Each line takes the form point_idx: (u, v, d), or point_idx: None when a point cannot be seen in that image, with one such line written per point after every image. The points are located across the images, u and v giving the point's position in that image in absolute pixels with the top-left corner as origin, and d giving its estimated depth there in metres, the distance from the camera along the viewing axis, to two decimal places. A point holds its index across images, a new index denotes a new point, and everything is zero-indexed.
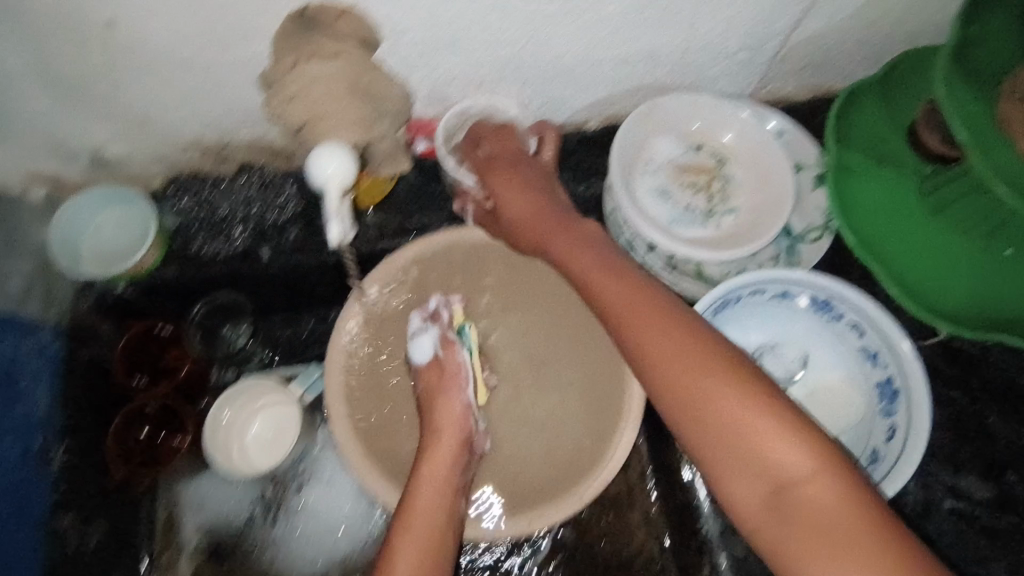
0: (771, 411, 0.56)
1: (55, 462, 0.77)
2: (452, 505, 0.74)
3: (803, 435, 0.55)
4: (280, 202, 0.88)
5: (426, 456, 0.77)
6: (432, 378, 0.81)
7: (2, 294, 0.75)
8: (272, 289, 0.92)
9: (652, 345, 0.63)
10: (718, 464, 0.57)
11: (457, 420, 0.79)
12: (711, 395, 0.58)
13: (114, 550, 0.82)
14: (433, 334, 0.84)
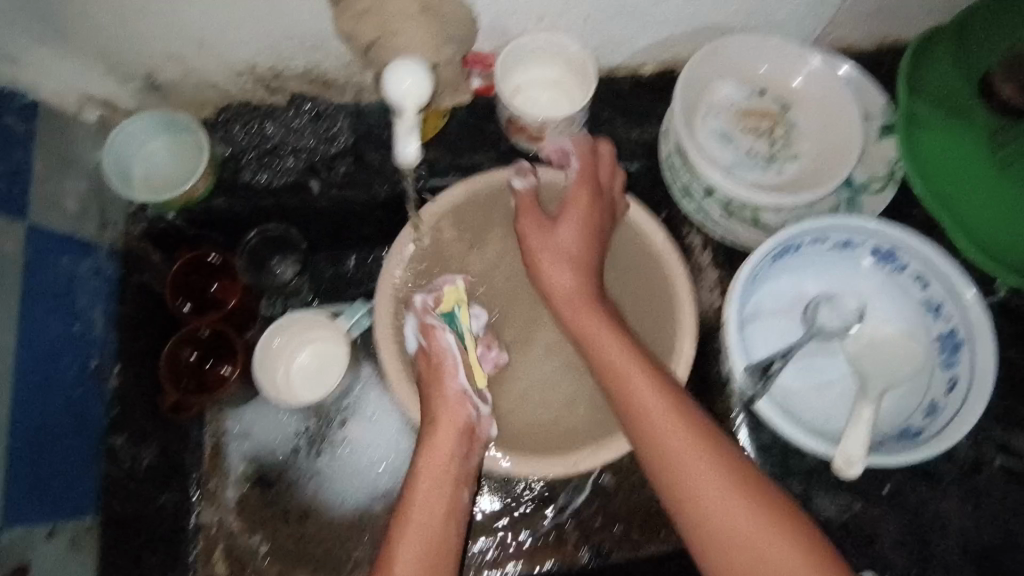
0: (762, 507, 0.60)
1: (111, 379, 0.79)
2: (454, 499, 0.72)
3: (791, 530, 0.59)
4: (331, 137, 0.87)
5: (422, 449, 0.74)
6: (424, 369, 0.79)
7: (60, 211, 0.75)
8: (319, 224, 0.92)
9: (655, 416, 0.66)
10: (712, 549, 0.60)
11: (452, 405, 0.76)
12: (706, 495, 0.61)
13: (165, 472, 0.83)
14: (413, 324, 0.80)
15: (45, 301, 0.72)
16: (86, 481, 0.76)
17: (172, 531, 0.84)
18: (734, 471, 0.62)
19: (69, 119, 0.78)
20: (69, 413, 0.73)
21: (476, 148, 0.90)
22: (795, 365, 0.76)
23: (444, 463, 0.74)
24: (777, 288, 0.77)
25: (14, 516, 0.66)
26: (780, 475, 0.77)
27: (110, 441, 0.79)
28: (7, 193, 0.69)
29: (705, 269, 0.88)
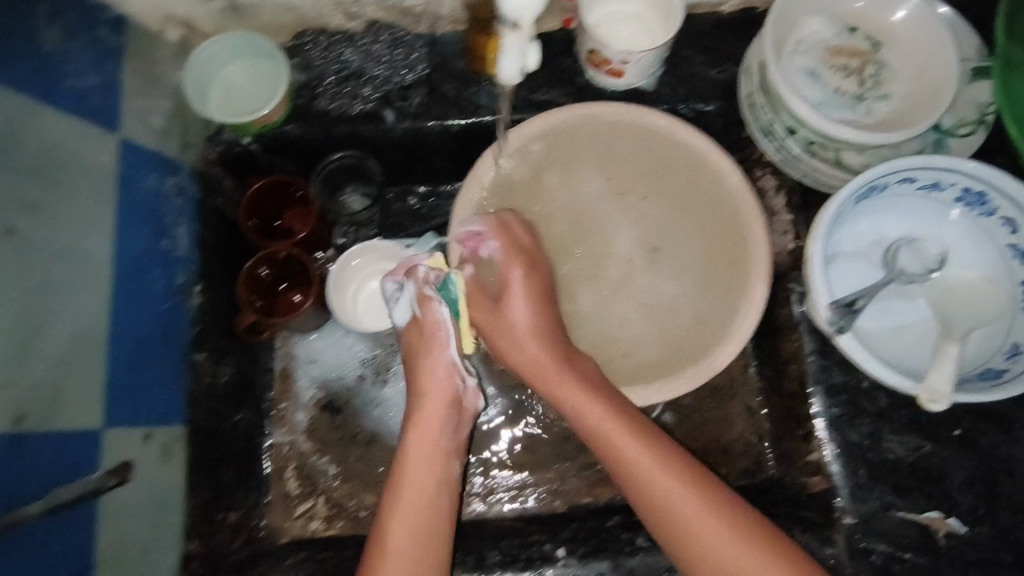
0: (737, 524, 0.65)
1: (195, 296, 0.81)
2: (444, 473, 0.74)
3: (768, 544, 0.64)
4: (408, 66, 0.87)
5: (413, 424, 0.76)
6: (416, 339, 0.79)
7: (147, 128, 0.76)
8: (392, 155, 0.92)
9: (625, 451, 0.71)
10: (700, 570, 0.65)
11: (442, 378, 0.77)
12: (691, 519, 0.66)
13: (241, 390, 0.87)
14: (407, 294, 0.79)
15: (135, 215, 0.73)
16: (173, 390, 0.77)
17: (248, 448, 0.87)
18: (705, 493, 0.67)
19: (154, 38, 0.79)
20: (158, 324, 0.75)
21: (553, 83, 0.89)
22: (873, 307, 0.75)
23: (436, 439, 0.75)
24: (858, 230, 0.77)
25: (112, 416, 0.68)
26: (850, 415, 0.77)
27: (194, 356, 0.80)
28: (102, 105, 0.70)
29: (779, 212, 0.87)
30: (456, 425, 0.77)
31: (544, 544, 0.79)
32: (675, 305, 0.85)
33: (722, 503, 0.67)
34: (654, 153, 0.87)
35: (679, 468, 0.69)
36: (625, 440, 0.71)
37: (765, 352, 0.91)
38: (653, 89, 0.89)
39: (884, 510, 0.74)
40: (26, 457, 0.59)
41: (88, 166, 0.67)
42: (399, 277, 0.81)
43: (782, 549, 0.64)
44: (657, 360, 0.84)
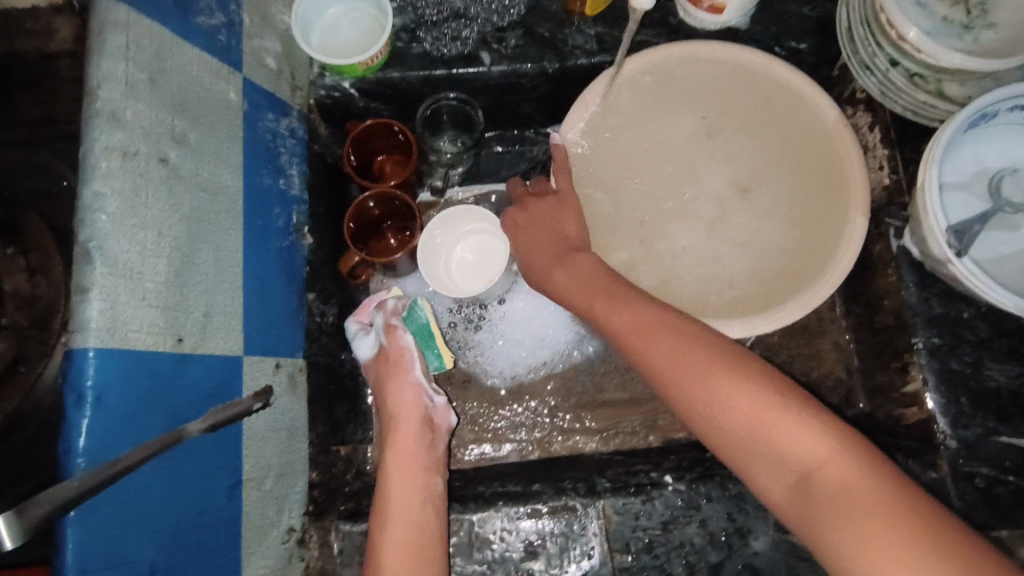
0: (755, 385, 0.62)
1: (307, 237, 0.83)
2: (428, 486, 0.73)
3: (792, 404, 0.60)
4: (505, 7, 0.88)
5: (389, 450, 0.75)
6: (385, 371, 0.81)
7: (263, 68, 0.78)
8: (485, 98, 0.94)
9: (653, 354, 0.67)
10: (730, 448, 0.62)
11: (411, 401, 0.79)
12: (715, 389, 0.63)
13: (345, 330, 0.89)
14: (378, 327, 0.82)
15: (256, 152, 0.75)
16: (295, 326, 0.79)
17: (354, 386, 0.90)
18: (753, 380, 0.62)
19: None
20: (279, 259, 0.77)
21: (644, 26, 0.91)
22: (981, 237, 0.75)
23: (411, 454, 0.75)
24: (961, 159, 0.77)
25: (250, 345, 0.70)
26: (951, 344, 0.79)
27: (306, 296, 0.82)
28: (228, 43, 0.72)
29: (874, 147, 0.89)
30: (430, 441, 0.77)
31: (649, 472, 0.81)
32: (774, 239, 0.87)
33: (738, 363, 0.64)
34: (752, 91, 0.89)
35: (689, 335, 0.67)
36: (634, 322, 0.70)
37: (854, 289, 0.93)
38: (746, 29, 0.90)
39: (987, 435, 0.76)
40: (188, 378, 0.61)
41: (215, 101, 0.69)
42: (363, 318, 0.85)
43: (804, 406, 0.60)
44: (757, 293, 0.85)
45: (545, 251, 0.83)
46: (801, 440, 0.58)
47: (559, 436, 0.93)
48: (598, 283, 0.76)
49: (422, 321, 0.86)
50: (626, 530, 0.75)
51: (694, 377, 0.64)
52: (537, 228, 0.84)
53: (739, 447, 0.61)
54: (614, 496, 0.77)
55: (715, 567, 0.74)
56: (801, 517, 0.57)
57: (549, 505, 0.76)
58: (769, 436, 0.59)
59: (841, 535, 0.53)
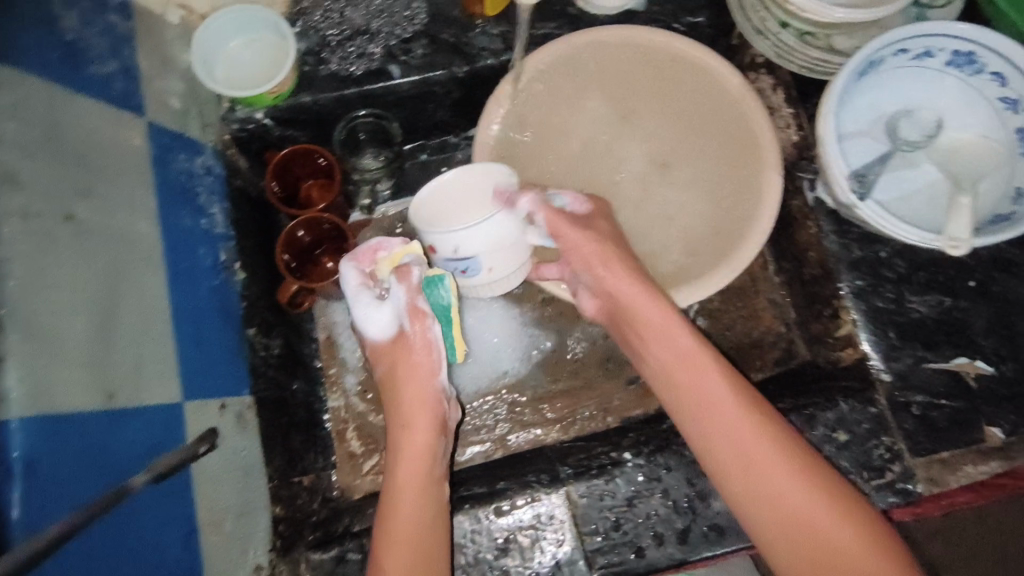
0: (839, 499, 0.64)
1: (239, 272, 0.82)
2: (436, 496, 0.72)
3: (870, 529, 0.63)
4: (407, 18, 0.88)
5: (402, 453, 0.73)
6: (401, 357, 0.76)
7: (167, 109, 0.77)
8: (401, 111, 0.94)
9: (735, 431, 0.69)
10: (781, 535, 0.65)
11: (430, 403, 0.75)
12: (791, 483, 0.65)
13: (291, 361, 0.88)
14: (398, 304, 0.74)
15: (172, 196, 0.74)
16: (236, 364, 0.78)
17: (308, 414, 0.89)
18: (833, 491, 0.65)
19: (157, 20, 0.79)
20: (211, 300, 0.76)
21: (545, 18, 0.92)
22: (884, 177, 0.79)
23: (425, 462, 0.74)
24: (856, 106, 0.81)
25: (188, 391, 0.69)
26: (873, 284, 0.83)
27: (245, 332, 0.81)
28: (126, 89, 0.71)
29: (780, 108, 0.91)
30: (442, 449, 0.76)
31: (610, 452, 0.82)
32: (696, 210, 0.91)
33: (823, 474, 0.66)
34: (660, 70, 0.92)
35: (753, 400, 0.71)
36: (686, 357, 0.73)
37: (781, 245, 0.96)
38: (643, 10, 0.93)
39: (917, 365, 0.80)
40: (126, 433, 0.60)
41: (121, 150, 0.68)
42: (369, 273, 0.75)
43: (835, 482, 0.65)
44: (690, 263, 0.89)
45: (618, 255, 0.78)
46: (827, 514, 0.64)
47: (521, 431, 0.94)
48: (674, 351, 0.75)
49: (444, 304, 0.74)
50: (593, 513, 0.77)
51: (775, 466, 0.66)
52: (611, 238, 0.79)
53: (762, 503, 0.66)
54: (577, 481, 0.79)
55: (682, 533, 0.76)
56: None
57: (516, 499, 0.78)
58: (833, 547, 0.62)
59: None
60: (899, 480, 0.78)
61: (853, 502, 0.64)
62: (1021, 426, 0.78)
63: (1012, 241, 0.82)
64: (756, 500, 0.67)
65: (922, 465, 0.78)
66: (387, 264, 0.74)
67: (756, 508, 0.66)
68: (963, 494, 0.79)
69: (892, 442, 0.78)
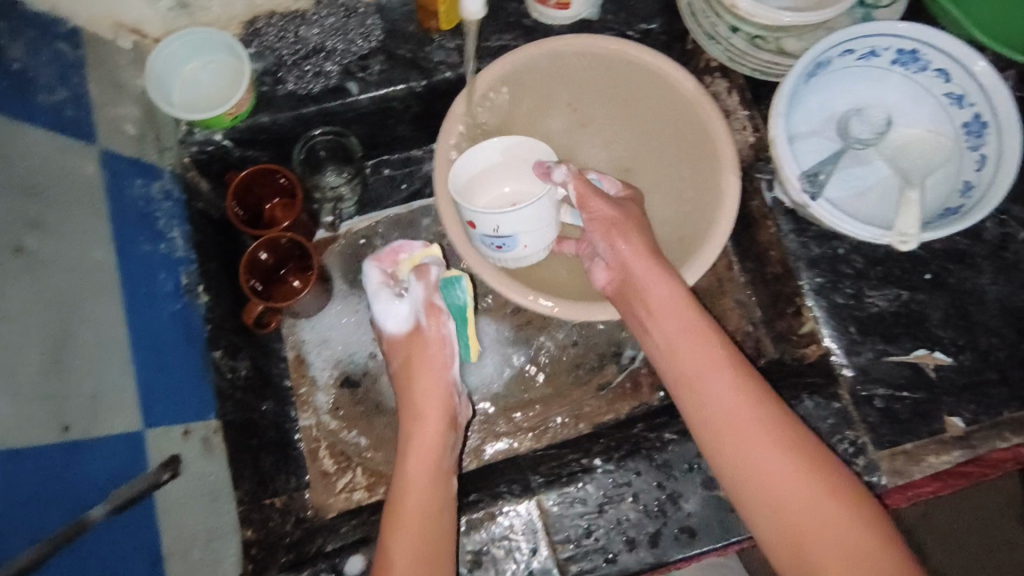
0: (835, 481, 0.65)
1: (202, 296, 0.82)
2: (445, 485, 0.75)
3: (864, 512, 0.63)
4: (363, 35, 0.88)
5: (413, 444, 0.76)
6: (416, 351, 0.81)
7: (122, 135, 0.77)
8: (361, 126, 0.94)
9: (731, 410, 0.69)
10: (776, 512, 0.65)
11: (441, 396, 0.79)
12: (786, 462, 0.66)
13: (260, 382, 0.88)
14: (416, 300, 0.82)
15: (129, 222, 0.74)
16: (200, 389, 0.78)
17: (279, 435, 0.89)
18: (828, 474, 0.65)
19: (108, 46, 0.79)
20: (172, 325, 0.76)
21: (501, 30, 0.93)
22: (837, 175, 0.81)
23: (436, 453, 0.76)
24: (808, 107, 0.83)
25: (149, 418, 0.69)
26: (832, 280, 0.84)
27: (211, 355, 0.81)
28: (77, 117, 0.71)
29: (735, 111, 0.92)
30: (453, 443, 0.79)
31: (580, 459, 0.83)
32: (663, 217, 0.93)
33: (819, 456, 0.66)
34: (625, 78, 0.93)
35: (750, 380, 0.71)
36: (694, 343, 0.73)
37: (744, 246, 0.98)
38: (598, 19, 0.94)
39: (878, 358, 0.81)
40: (82, 464, 0.61)
41: (74, 178, 0.68)
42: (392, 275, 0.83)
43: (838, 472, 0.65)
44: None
45: (633, 234, 0.78)
46: (829, 503, 0.63)
47: (494, 441, 0.95)
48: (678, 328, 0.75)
49: (459, 303, 0.84)
50: (564, 521, 0.77)
51: (773, 446, 0.67)
52: (633, 218, 0.79)
53: (761, 491, 0.66)
54: (548, 490, 0.79)
55: (654, 537, 0.76)
56: None
57: (486, 509, 0.78)
58: (829, 526, 0.62)
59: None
60: (865, 473, 0.78)
61: (853, 494, 0.64)
62: (981, 415, 0.79)
63: (965, 233, 0.83)
64: (751, 488, 0.66)
65: (886, 457, 0.79)
66: (407, 266, 0.83)
67: (751, 487, 0.67)
68: (929, 484, 0.79)
69: (856, 435, 0.80)
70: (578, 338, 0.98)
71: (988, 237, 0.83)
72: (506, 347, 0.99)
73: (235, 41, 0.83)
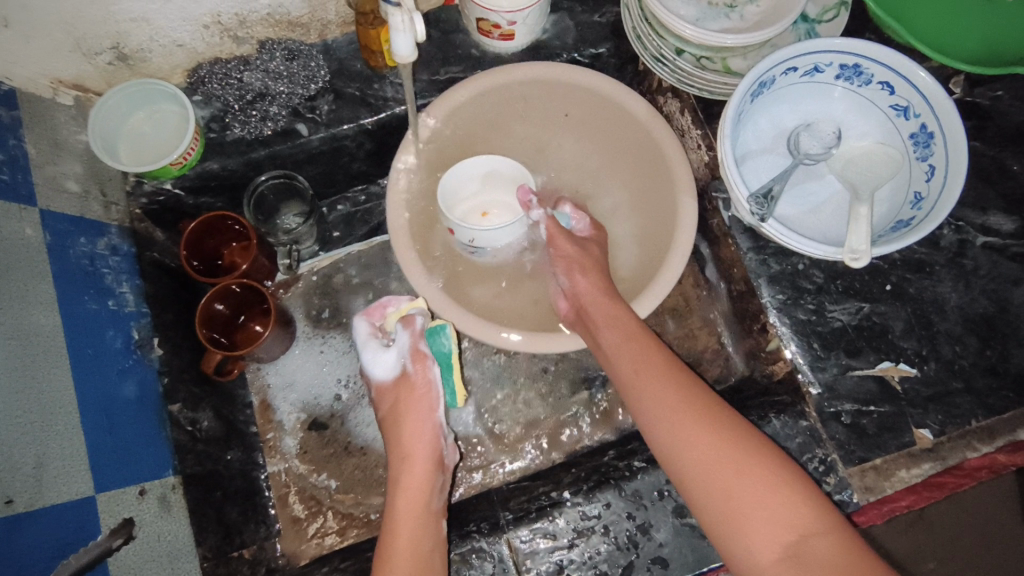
0: (768, 461, 0.62)
1: (156, 350, 0.80)
2: (435, 527, 0.74)
3: (799, 486, 0.61)
4: (308, 76, 0.87)
5: (402, 485, 0.76)
6: (403, 396, 0.83)
7: (64, 193, 0.76)
8: (315, 167, 0.95)
9: (664, 405, 0.69)
10: (713, 504, 0.62)
11: (427, 438, 0.80)
12: (721, 448, 0.64)
13: (224, 431, 0.86)
14: (403, 348, 0.84)
15: (72, 281, 0.73)
16: (158, 445, 0.76)
17: (245, 484, 0.87)
18: (757, 455, 0.63)
19: (47, 104, 0.77)
20: (123, 382, 0.75)
21: (449, 62, 0.92)
22: (788, 193, 0.82)
23: (424, 495, 0.76)
24: (757, 126, 0.83)
25: (99, 483, 0.67)
26: (793, 296, 0.83)
27: (169, 409, 0.79)
28: (13, 179, 0.70)
29: (688, 129, 0.92)
30: (442, 484, 0.78)
31: (550, 492, 0.81)
32: (631, 237, 0.93)
33: (750, 439, 0.64)
34: (575, 104, 0.91)
35: (682, 378, 0.71)
36: (645, 360, 0.73)
37: (708, 263, 0.97)
38: (546, 46, 0.94)
39: (843, 373, 0.81)
40: (23, 539, 0.59)
41: (10, 241, 0.67)
42: (378, 322, 0.88)
43: (799, 479, 0.62)
44: (627, 289, 0.91)
45: (587, 273, 0.83)
46: (792, 511, 0.59)
47: (468, 476, 0.93)
48: (617, 334, 0.76)
49: (444, 351, 0.85)
50: (535, 558, 0.76)
51: (705, 434, 0.65)
52: (589, 258, 0.85)
53: (719, 507, 0.62)
54: (517, 527, 0.77)
55: (627, 569, 0.74)
56: None
57: (456, 551, 0.76)
58: (763, 506, 0.60)
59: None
60: (836, 492, 0.78)
61: (792, 474, 0.62)
62: (949, 425, 0.79)
63: (922, 241, 0.83)
64: (711, 506, 0.63)
65: (856, 474, 0.78)
66: (394, 317, 0.86)
67: (691, 482, 0.64)
68: (904, 497, 0.82)
69: (825, 453, 0.79)
70: (547, 366, 0.97)
71: (946, 244, 0.83)
72: (474, 380, 0.98)
73: (180, 90, 0.83)
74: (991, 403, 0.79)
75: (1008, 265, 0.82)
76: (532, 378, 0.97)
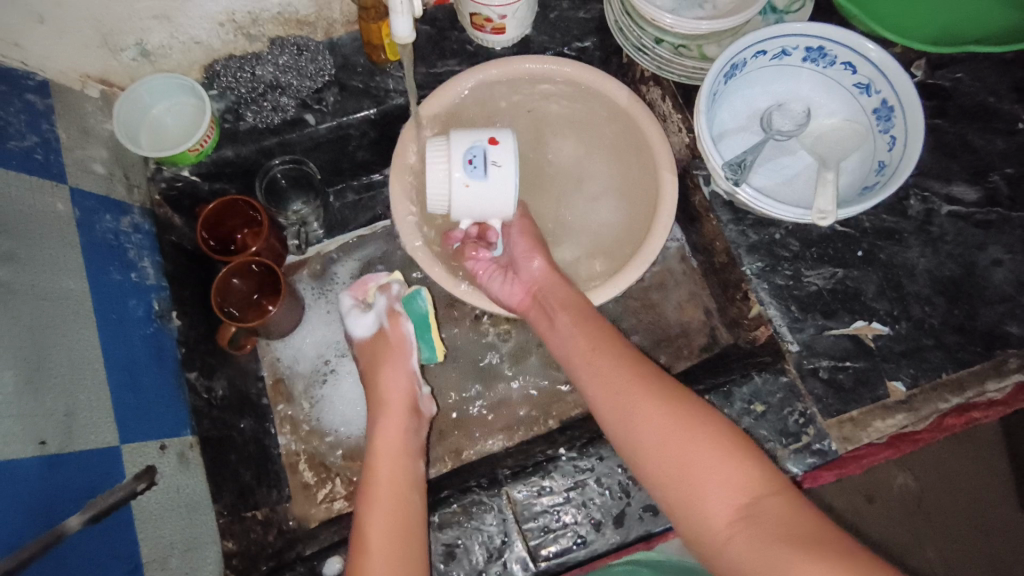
0: (723, 429, 0.65)
1: (174, 321, 0.86)
2: (412, 465, 0.76)
3: (753, 453, 0.63)
4: (316, 69, 0.93)
5: (380, 429, 0.80)
6: (379, 350, 0.87)
7: (91, 175, 0.82)
8: (322, 155, 1.02)
9: (626, 379, 0.72)
10: (670, 468, 0.65)
11: (404, 388, 0.84)
12: (687, 418, 0.66)
13: (237, 399, 0.91)
14: (380, 309, 0.90)
15: (97, 253, 0.78)
16: (176, 408, 0.81)
17: (259, 450, 0.92)
18: (711, 421, 0.66)
19: (76, 95, 0.84)
20: (146, 347, 0.80)
21: (445, 57, 0.99)
22: (763, 167, 0.88)
23: (399, 437, 0.79)
24: (733, 106, 0.90)
25: (123, 435, 0.72)
26: (772, 263, 0.88)
27: (186, 376, 0.85)
28: (46, 159, 0.75)
29: (670, 114, 0.99)
30: (416, 425, 0.82)
31: (546, 451, 0.86)
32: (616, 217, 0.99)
33: (705, 410, 0.67)
34: (547, 98, 0.99)
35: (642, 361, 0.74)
36: (601, 346, 0.77)
37: (692, 239, 1.03)
38: (535, 42, 1.01)
39: (820, 333, 0.86)
40: (58, 477, 0.63)
41: (45, 214, 0.72)
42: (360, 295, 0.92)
43: (755, 450, 0.64)
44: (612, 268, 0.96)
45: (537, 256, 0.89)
46: (742, 471, 0.62)
47: (471, 444, 0.98)
48: (581, 323, 0.80)
49: (421, 311, 0.92)
50: (532, 509, 0.80)
51: (668, 401, 0.68)
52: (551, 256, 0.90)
53: (674, 473, 0.64)
54: (515, 481, 0.82)
55: (620, 517, 0.79)
56: (738, 545, 0.59)
57: (458, 503, 0.80)
58: (721, 471, 0.62)
59: (760, 557, 0.57)
60: (815, 441, 0.83)
61: (747, 443, 0.64)
62: (921, 378, 0.83)
63: (890, 211, 0.89)
64: (665, 472, 0.65)
65: (835, 425, 0.83)
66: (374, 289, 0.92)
67: (651, 450, 0.67)
68: (884, 452, 0.84)
69: (804, 407, 0.84)
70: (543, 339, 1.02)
71: (914, 213, 0.89)
72: (473, 354, 1.03)
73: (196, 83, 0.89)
74: (960, 357, 0.84)
75: (979, 234, 0.87)
76: (528, 349, 1.02)
